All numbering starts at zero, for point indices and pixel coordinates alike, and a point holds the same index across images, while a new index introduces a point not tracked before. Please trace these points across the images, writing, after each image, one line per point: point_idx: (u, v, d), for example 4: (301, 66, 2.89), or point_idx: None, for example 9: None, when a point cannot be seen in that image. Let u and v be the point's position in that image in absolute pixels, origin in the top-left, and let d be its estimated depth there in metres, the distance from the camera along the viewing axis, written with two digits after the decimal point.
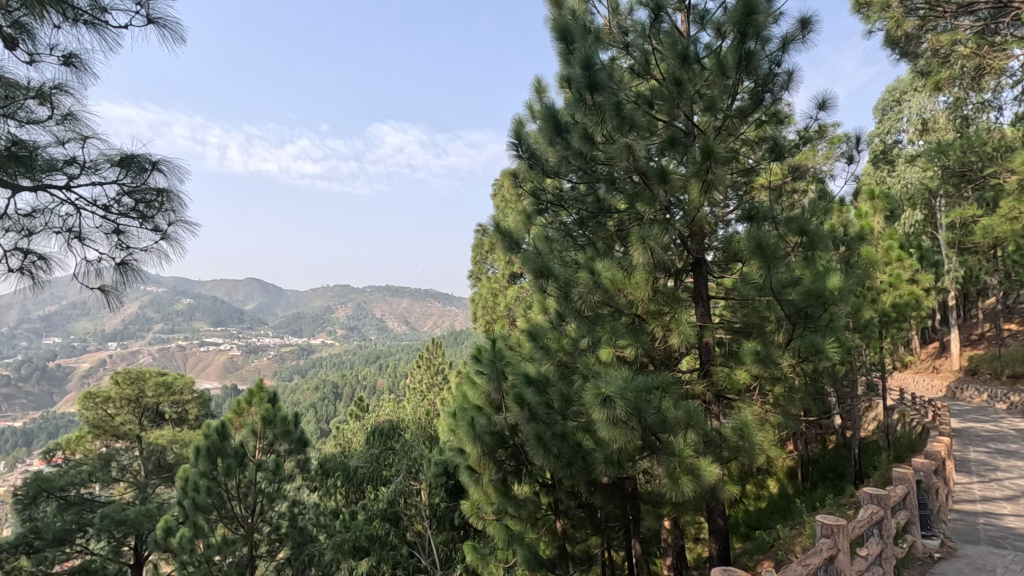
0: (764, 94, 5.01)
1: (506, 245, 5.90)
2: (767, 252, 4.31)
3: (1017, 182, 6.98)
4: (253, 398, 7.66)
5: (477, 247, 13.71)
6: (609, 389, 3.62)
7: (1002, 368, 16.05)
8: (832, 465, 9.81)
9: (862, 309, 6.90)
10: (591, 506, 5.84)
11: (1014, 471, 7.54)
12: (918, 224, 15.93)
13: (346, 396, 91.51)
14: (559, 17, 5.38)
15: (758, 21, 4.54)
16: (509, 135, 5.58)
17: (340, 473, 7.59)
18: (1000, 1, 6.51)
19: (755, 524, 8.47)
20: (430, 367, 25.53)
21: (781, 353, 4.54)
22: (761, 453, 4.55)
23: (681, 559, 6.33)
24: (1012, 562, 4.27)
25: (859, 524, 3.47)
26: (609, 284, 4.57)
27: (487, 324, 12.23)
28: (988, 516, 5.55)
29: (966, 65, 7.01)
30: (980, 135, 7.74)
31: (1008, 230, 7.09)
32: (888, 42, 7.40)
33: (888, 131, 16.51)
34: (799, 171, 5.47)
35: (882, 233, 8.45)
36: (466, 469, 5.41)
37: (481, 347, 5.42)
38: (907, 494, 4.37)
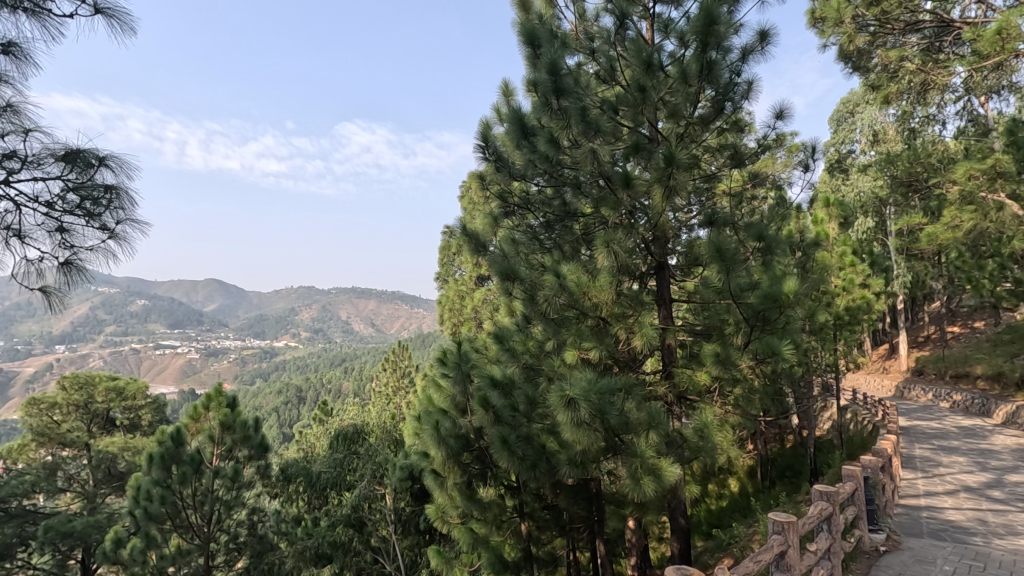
0: (725, 102, 5.14)
1: (472, 248, 5.87)
2: (726, 256, 4.43)
3: (959, 193, 7.40)
4: (211, 403, 7.32)
5: (445, 250, 13.76)
6: (573, 391, 3.65)
7: (945, 369, 16.89)
8: (790, 464, 10.13)
9: (817, 312, 7.15)
10: (557, 507, 5.90)
11: (956, 467, 7.94)
12: (870, 231, 16.64)
13: (310, 400, 89.59)
14: (526, 20, 5.44)
15: (719, 32, 4.73)
16: (475, 137, 5.60)
17: (303, 479, 7.55)
18: (943, 21, 7.09)
19: (717, 522, 8.66)
20: (396, 369, 25.28)
21: (740, 355, 4.67)
22: (720, 453, 4.65)
23: (644, 558, 6.41)
24: (952, 553, 4.48)
25: (809, 520, 3.57)
26: (574, 287, 4.62)
27: (454, 326, 12.17)
28: (931, 510, 5.83)
29: (913, 80, 7.34)
30: (925, 148, 8.13)
31: (950, 237, 7.50)
32: (841, 56, 7.73)
33: (843, 141, 17.17)
34: (758, 178, 5.64)
35: (837, 239, 8.77)
36: (431, 473, 5.37)
37: (446, 349, 5.40)
38: (855, 490, 4.55)
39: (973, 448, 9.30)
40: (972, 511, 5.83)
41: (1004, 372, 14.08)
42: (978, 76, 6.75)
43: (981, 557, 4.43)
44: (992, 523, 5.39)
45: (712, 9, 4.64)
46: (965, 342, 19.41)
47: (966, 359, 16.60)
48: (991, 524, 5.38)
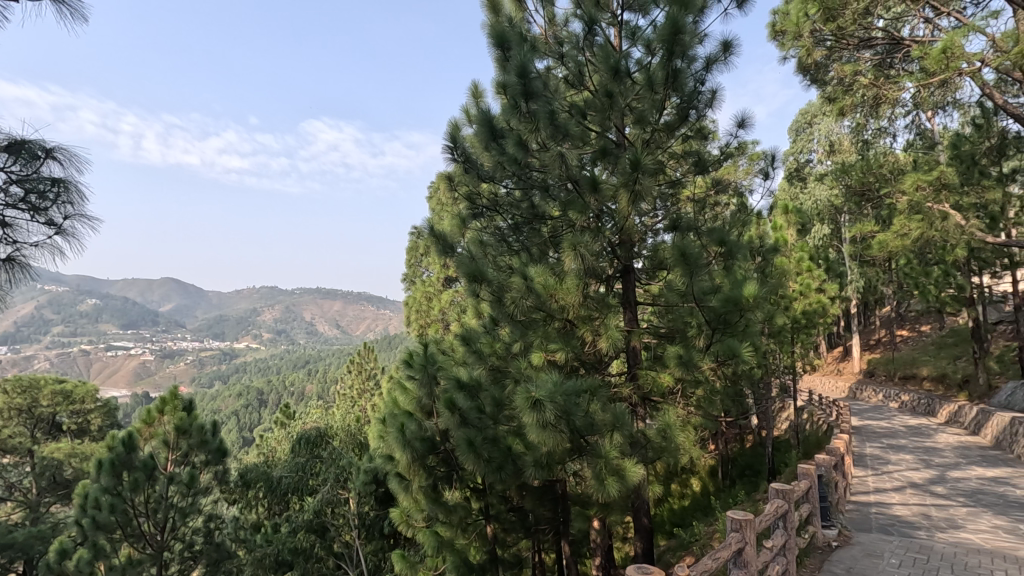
0: (690, 110, 5.27)
1: (439, 249, 5.76)
2: (690, 260, 4.52)
3: (907, 202, 7.84)
4: (165, 407, 7.04)
5: (412, 251, 13.68)
6: (539, 393, 3.66)
7: (894, 370, 17.66)
8: (749, 463, 10.43)
9: (776, 315, 7.39)
10: (523, 509, 5.92)
11: (903, 464, 8.32)
12: (826, 237, 17.29)
13: (272, 403, 87.36)
14: (496, 23, 5.46)
15: (684, 41, 4.79)
16: (444, 139, 5.59)
17: (263, 484, 7.38)
18: (893, 39, 7.53)
19: (679, 522, 8.82)
20: (361, 372, 24.87)
21: (702, 357, 4.79)
22: (682, 453, 4.74)
23: (609, 558, 6.48)
24: (898, 547, 4.67)
25: (766, 518, 3.67)
26: (541, 290, 4.60)
27: (421, 327, 12.07)
28: (879, 506, 6.08)
29: (866, 94, 7.60)
30: (877, 159, 8.51)
31: (899, 245, 7.77)
32: (800, 69, 8.10)
33: (801, 151, 17.77)
34: (720, 185, 5.80)
35: (795, 245, 9.06)
36: (395, 476, 5.31)
37: (412, 351, 5.36)
38: (809, 488, 4.70)
39: (918, 446, 9.75)
40: (917, 506, 6.11)
41: (948, 373, 14.82)
42: (925, 92, 7.11)
43: (924, 549, 4.65)
44: (936, 518, 5.66)
45: (678, 18, 4.68)
46: (913, 345, 20.32)
47: (913, 362, 17.40)
48: (934, 519, 5.65)
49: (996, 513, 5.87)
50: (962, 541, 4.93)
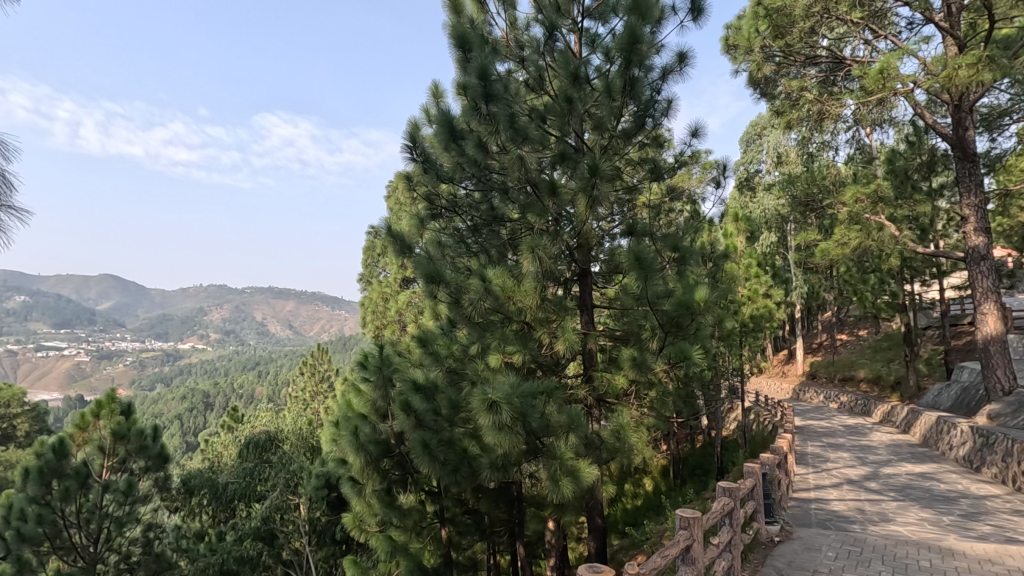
0: (646, 118, 5.40)
1: (397, 249, 5.71)
2: (644, 265, 4.63)
3: (847, 213, 8.29)
4: (101, 411, 6.69)
5: (369, 250, 13.48)
6: (496, 394, 3.66)
7: (833, 373, 18.60)
8: (699, 463, 10.78)
9: (725, 320, 7.69)
10: (478, 511, 5.92)
11: (840, 462, 8.76)
12: (773, 245, 18.04)
13: (219, 406, 84.15)
14: (457, 24, 5.44)
15: (641, 51, 4.89)
16: (403, 137, 5.51)
17: (207, 491, 7.47)
18: (837, 58, 8.03)
19: (632, 521, 9.01)
20: (315, 374, 24.27)
21: (655, 359, 4.90)
22: (635, 453, 4.84)
23: (563, 558, 6.55)
24: (835, 540, 4.91)
25: (713, 515, 3.78)
26: (499, 292, 4.63)
27: (378, 329, 11.88)
28: (819, 502, 6.39)
29: (812, 109, 7.96)
30: (820, 171, 8.94)
31: (840, 253, 8.21)
32: (751, 82, 8.40)
33: (751, 161, 18.49)
34: (675, 192, 5.97)
35: (744, 252, 9.39)
36: (348, 480, 5.21)
37: (368, 352, 5.28)
38: (754, 486, 4.87)
39: (855, 444, 10.29)
40: (852, 501, 6.44)
41: (882, 375, 15.72)
42: (864, 109, 7.52)
43: (858, 542, 4.90)
44: (869, 512, 5.98)
45: (636, 29, 4.78)
46: (851, 349, 21.45)
47: (851, 364, 18.36)
48: (867, 513, 5.98)
49: (922, 506, 6.26)
50: (892, 533, 5.24)
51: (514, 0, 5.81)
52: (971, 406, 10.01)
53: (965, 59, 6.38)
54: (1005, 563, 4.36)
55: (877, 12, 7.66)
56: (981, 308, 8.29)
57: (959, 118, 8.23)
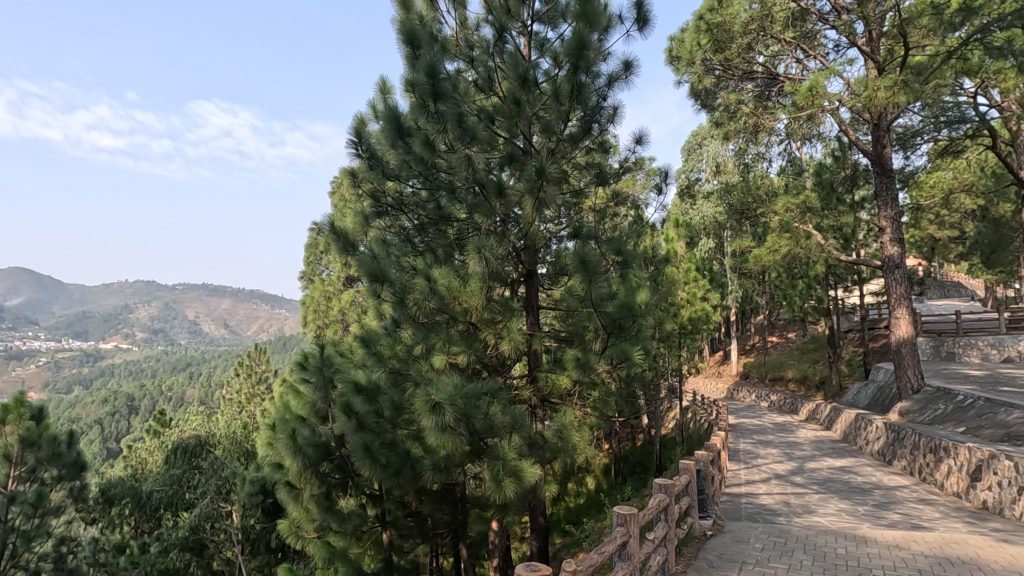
0: (592, 124, 5.51)
1: (340, 246, 5.61)
2: (588, 267, 4.73)
3: (778, 222, 8.79)
4: (8, 416, 6.13)
5: (311, 247, 13.09)
6: (439, 396, 3.64)
7: (764, 373, 19.60)
8: (640, 461, 11.10)
9: (665, 321, 7.95)
10: (421, 514, 5.84)
11: (769, 458, 9.23)
12: (711, 250, 18.81)
13: (144, 408, 79.11)
14: (406, 20, 5.36)
15: (588, 57, 4.99)
16: (349, 132, 5.39)
17: (130, 499, 6.96)
18: (771, 74, 8.49)
19: (574, 520, 9.15)
20: (251, 376, 23.24)
21: (598, 360, 4.97)
22: (577, 452, 4.92)
23: (506, 558, 6.58)
24: (762, 533, 5.17)
25: (649, 511, 3.89)
26: (444, 292, 4.56)
27: (319, 329, 11.52)
28: (749, 496, 6.71)
29: (748, 122, 8.39)
30: (755, 182, 9.39)
31: (771, 259, 8.63)
32: (692, 93, 8.74)
33: (691, 169, 19.21)
34: (620, 197, 6.11)
35: (684, 256, 9.72)
36: (285, 485, 5.00)
37: (308, 352, 5.11)
38: (689, 482, 5.05)
39: (782, 441, 10.87)
40: (779, 495, 6.80)
41: (808, 376, 16.73)
42: (795, 124, 7.99)
43: (783, 533, 5.18)
44: (793, 505, 6.33)
45: (583, 35, 4.86)
46: (781, 350, 22.68)
47: (780, 365, 19.44)
48: (792, 506, 6.33)
49: (841, 498, 6.70)
50: (814, 524, 5.57)
51: (465, 0, 5.78)
52: (885, 403, 10.78)
53: (883, 82, 6.91)
54: (911, 548, 4.72)
55: (807, 34, 8.18)
56: (895, 313, 8.95)
57: (878, 136, 8.87)
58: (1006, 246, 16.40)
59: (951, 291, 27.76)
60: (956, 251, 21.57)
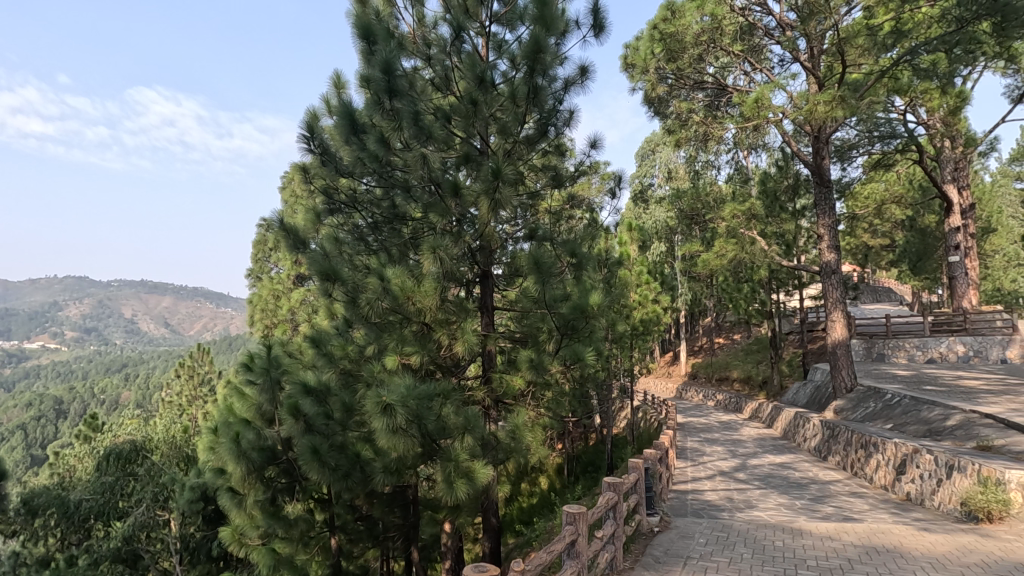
0: (548, 126, 5.56)
1: (290, 243, 5.44)
2: (542, 268, 4.77)
3: (726, 228, 9.15)
4: None
5: (258, 244, 12.65)
6: (390, 397, 3.59)
7: (711, 373, 20.29)
8: (591, 460, 11.21)
9: (617, 323, 8.12)
10: (371, 518, 5.77)
11: (714, 455, 9.57)
12: (663, 253, 19.32)
13: (74, 412, 74.31)
14: (362, 14, 5.26)
15: (545, 60, 4.99)
16: (301, 126, 5.23)
17: (55, 509, 6.49)
18: (721, 85, 8.82)
19: (526, 519, 9.20)
20: (193, 376, 22.23)
21: (551, 361, 5.00)
22: (530, 453, 4.95)
23: (458, 560, 6.56)
24: (706, 528, 5.35)
25: (597, 510, 3.95)
26: (397, 292, 4.50)
27: (267, 328, 11.11)
28: (695, 493, 6.93)
29: (698, 130, 8.69)
30: (704, 189, 9.68)
31: (718, 263, 8.95)
32: (646, 100, 8.95)
33: (644, 174, 19.69)
34: (575, 200, 6.20)
35: (637, 260, 9.93)
36: (227, 491, 4.80)
37: (253, 353, 4.93)
38: (637, 480, 5.17)
39: (727, 439, 11.28)
40: (723, 491, 7.06)
41: (752, 376, 17.46)
42: (742, 134, 8.32)
43: (725, 528, 5.38)
44: (736, 500, 6.58)
45: (540, 38, 4.90)
46: (727, 351, 23.56)
47: (726, 365, 20.19)
48: (735, 501, 6.58)
49: (780, 492, 7.02)
50: (755, 518, 5.81)
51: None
52: (822, 402, 11.36)
53: (822, 96, 7.28)
54: (842, 539, 4.99)
55: (754, 47, 8.58)
56: (832, 316, 9.44)
57: (817, 148, 9.35)
58: (930, 254, 17.64)
59: (882, 295, 29.58)
60: (887, 258, 23.02)
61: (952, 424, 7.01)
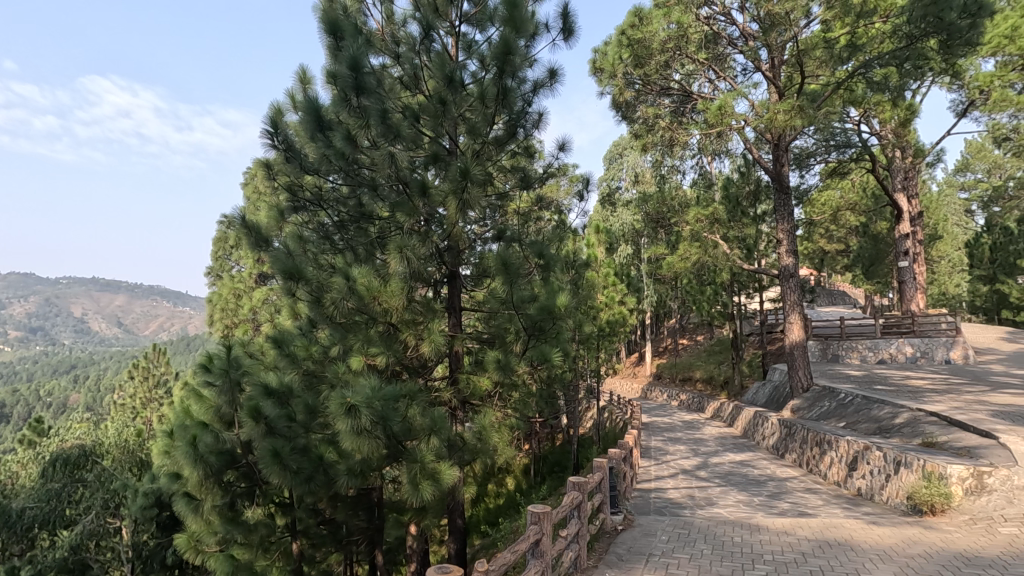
0: (517, 128, 5.57)
1: (251, 241, 5.32)
2: (510, 269, 4.78)
3: (690, 232, 9.36)
4: None
5: (218, 241, 12.28)
6: (355, 398, 3.54)
7: (675, 373, 20.72)
8: (558, 460, 11.28)
9: (584, 324, 8.22)
10: (335, 521, 5.70)
11: (677, 454, 9.76)
12: (630, 255, 19.61)
13: (17, 416, 70.53)
14: (329, 9, 5.18)
15: (514, 63, 5.00)
16: (264, 121, 5.10)
17: None
18: (686, 92, 9.02)
19: (493, 520, 9.22)
20: (148, 378, 21.37)
21: (518, 362, 5.02)
22: (496, 453, 4.95)
23: (424, 562, 6.51)
24: (668, 525, 5.46)
25: (562, 509, 3.98)
26: (363, 292, 4.44)
27: (227, 329, 10.78)
28: (658, 491, 7.05)
29: (664, 135, 8.87)
30: (670, 193, 9.86)
31: (682, 266, 9.16)
32: (614, 105, 9.08)
33: (612, 178, 19.96)
34: (543, 202, 6.24)
35: (604, 261, 10.05)
36: (183, 496, 4.64)
37: (212, 353, 4.79)
38: (602, 479, 5.24)
39: (689, 437, 11.53)
40: (685, 489, 7.21)
41: (714, 376, 17.90)
42: (706, 140, 8.53)
43: (687, 525, 5.50)
44: (697, 497, 6.74)
45: (510, 40, 4.91)
46: (691, 352, 24.08)
47: (690, 366, 20.64)
48: (696, 498, 6.74)
49: (739, 490, 7.22)
50: (715, 515, 5.96)
51: None
52: (780, 401, 11.74)
53: (782, 106, 7.52)
54: (796, 533, 5.17)
55: (718, 56, 8.81)
56: (790, 318, 9.76)
57: (777, 156, 9.65)
58: (882, 259, 18.44)
59: (837, 299, 30.71)
60: (842, 263, 23.95)
61: (900, 422, 7.35)
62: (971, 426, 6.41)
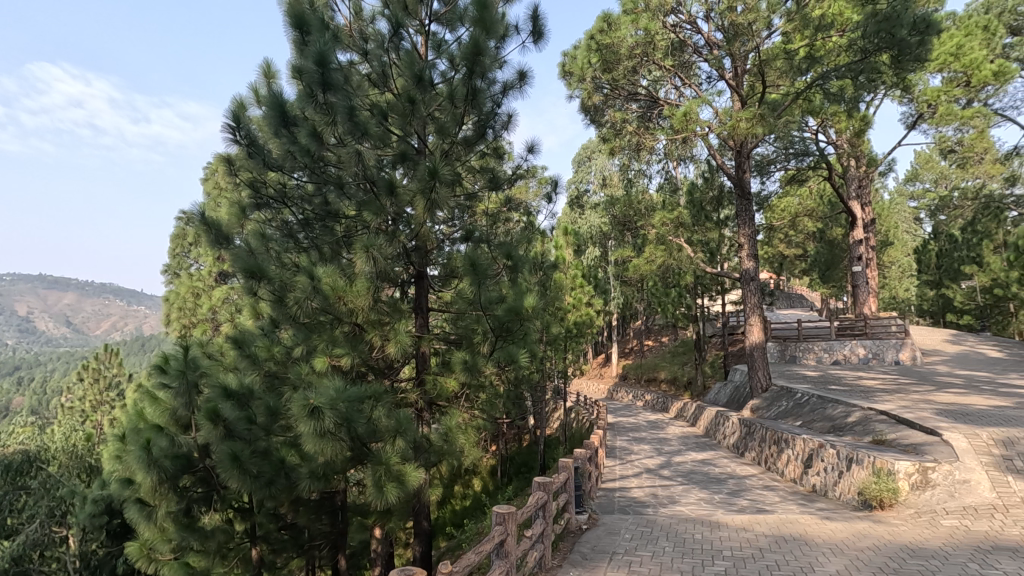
0: (487, 128, 5.55)
1: (212, 238, 5.18)
2: (478, 270, 4.76)
3: (655, 235, 9.52)
4: None
5: (176, 237, 11.85)
6: (318, 399, 3.48)
7: (641, 374, 21.06)
8: (525, 461, 11.31)
9: (551, 325, 8.27)
10: (296, 525, 5.59)
11: (642, 453, 9.93)
12: (597, 257, 19.81)
13: None
14: (295, 2, 5.07)
15: (483, 63, 4.99)
16: (226, 115, 4.97)
17: None
18: (653, 98, 9.20)
19: (459, 522, 9.18)
20: (99, 380, 20.43)
21: (485, 362, 5.01)
22: (463, 454, 4.93)
23: (388, 565, 6.44)
24: (631, 523, 5.54)
25: (527, 509, 3.99)
26: (328, 291, 4.33)
27: (184, 328, 10.41)
28: (623, 490, 7.16)
29: (631, 139, 9.01)
30: (636, 196, 10.02)
31: (647, 268, 9.31)
32: (583, 108, 9.19)
33: (581, 180, 20.16)
34: (512, 203, 6.25)
35: (572, 263, 10.13)
36: (135, 503, 4.45)
37: (168, 354, 4.63)
38: (567, 479, 5.28)
39: (653, 437, 11.74)
40: (648, 488, 7.34)
41: (678, 376, 18.25)
42: (672, 145, 8.72)
43: (649, 523, 5.59)
44: (660, 496, 6.86)
45: (480, 41, 4.91)
46: (656, 353, 24.50)
47: (655, 367, 20.99)
48: (659, 497, 6.86)
49: (701, 488, 7.38)
50: (677, 513, 6.08)
51: None
52: (740, 401, 12.07)
53: (744, 114, 7.74)
54: (754, 529, 5.31)
55: (683, 63, 9.01)
56: (750, 320, 10.04)
57: (740, 162, 9.93)
58: (837, 264, 19.18)
59: (795, 302, 31.75)
60: (800, 267, 24.79)
61: (852, 420, 7.65)
62: (916, 424, 6.72)
